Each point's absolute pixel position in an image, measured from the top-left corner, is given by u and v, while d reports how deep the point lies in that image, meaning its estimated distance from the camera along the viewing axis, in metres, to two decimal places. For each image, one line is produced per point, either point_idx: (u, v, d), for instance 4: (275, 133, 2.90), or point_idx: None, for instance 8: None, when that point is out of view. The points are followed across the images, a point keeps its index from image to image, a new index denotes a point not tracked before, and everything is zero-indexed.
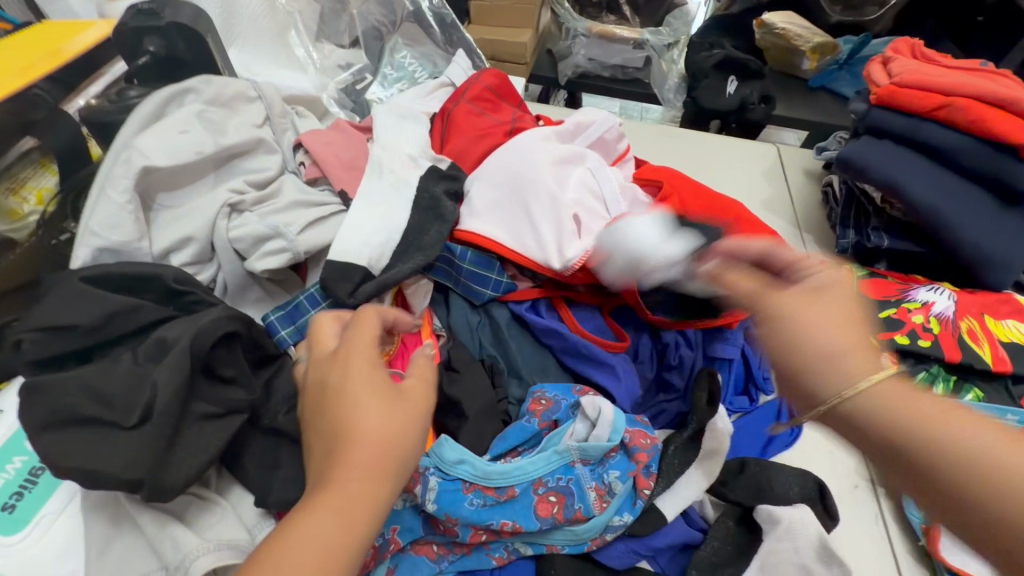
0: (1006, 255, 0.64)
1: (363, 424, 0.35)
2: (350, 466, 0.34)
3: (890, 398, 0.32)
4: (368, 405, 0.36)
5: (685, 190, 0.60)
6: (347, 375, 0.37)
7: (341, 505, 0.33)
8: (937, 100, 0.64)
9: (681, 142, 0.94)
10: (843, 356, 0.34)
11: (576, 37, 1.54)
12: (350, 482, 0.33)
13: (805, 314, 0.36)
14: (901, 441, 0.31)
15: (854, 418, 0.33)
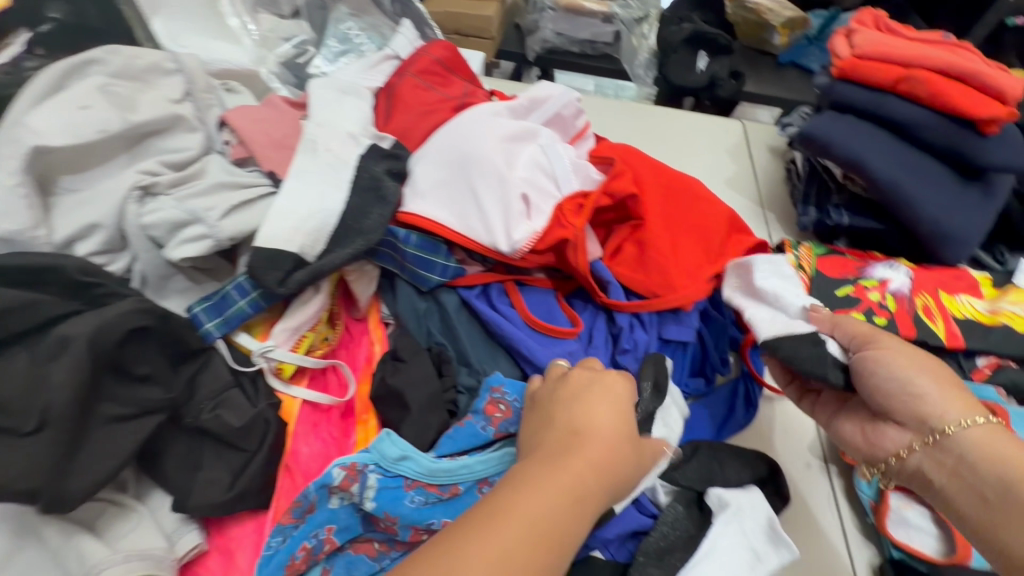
0: (963, 231, 0.64)
1: (611, 445, 0.38)
2: (584, 473, 0.36)
3: (989, 444, 0.41)
4: (617, 431, 0.39)
5: (642, 169, 0.58)
6: (593, 411, 0.40)
7: (568, 513, 0.34)
8: (899, 72, 0.63)
9: (646, 119, 0.92)
10: (954, 402, 0.43)
11: (544, 11, 1.49)
12: (576, 489, 0.35)
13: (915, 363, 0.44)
14: (989, 468, 0.41)
15: (959, 449, 0.42)
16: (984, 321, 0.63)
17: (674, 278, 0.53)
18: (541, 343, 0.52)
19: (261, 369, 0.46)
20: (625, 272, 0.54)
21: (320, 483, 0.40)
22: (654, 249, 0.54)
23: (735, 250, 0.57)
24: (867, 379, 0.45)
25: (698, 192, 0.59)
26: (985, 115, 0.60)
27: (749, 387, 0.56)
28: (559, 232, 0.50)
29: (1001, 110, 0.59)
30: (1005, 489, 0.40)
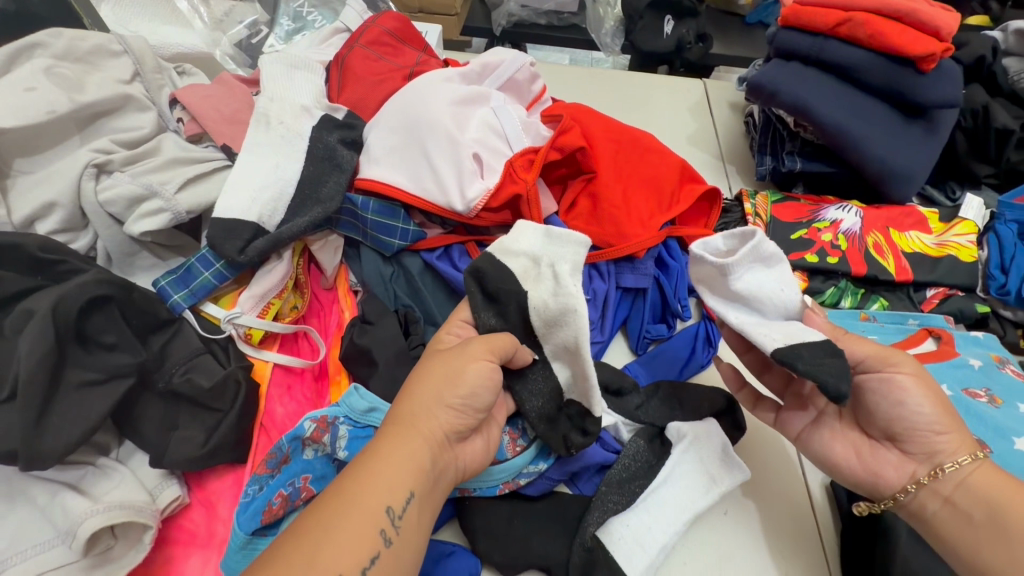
0: (910, 168, 0.66)
1: (427, 411, 0.38)
2: (396, 446, 0.36)
3: (992, 483, 0.40)
4: (434, 396, 0.39)
5: (592, 126, 0.60)
6: (422, 379, 0.40)
7: (374, 486, 0.35)
8: (838, 15, 0.64)
9: (607, 82, 0.93)
10: (959, 432, 0.42)
11: None
12: (388, 462, 0.36)
13: (931, 392, 0.42)
14: (988, 498, 0.39)
15: (958, 481, 0.40)
16: (932, 253, 0.66)
17: (627, 227, 0.55)
18: None
19: (230, 335, 0.47)
20: (580, 225, 0.56)
21: (293, 434, 0.42)
22: (606, 201, 0.56)
23: (686, 199, 0.59)
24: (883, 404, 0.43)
25: (649, 145, 0.61)
26: (919, 52, 0.61)
27: (710, 330, 0.57)
28: (511, 187, 0.52)
29: (934, 46, 0.61)
30: (998, 522, 0.38)
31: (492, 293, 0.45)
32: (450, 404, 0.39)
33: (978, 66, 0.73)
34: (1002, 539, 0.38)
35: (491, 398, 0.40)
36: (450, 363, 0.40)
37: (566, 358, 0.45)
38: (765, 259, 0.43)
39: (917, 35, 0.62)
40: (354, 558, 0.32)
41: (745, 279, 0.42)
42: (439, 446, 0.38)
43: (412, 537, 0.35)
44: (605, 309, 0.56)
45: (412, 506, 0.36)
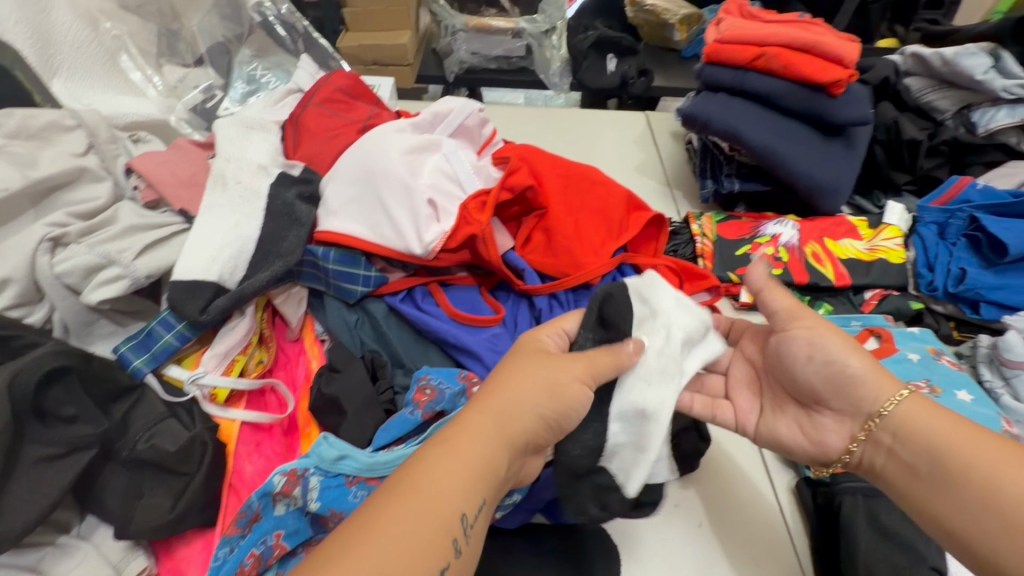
0: (836, 181, 0.72)
1: (517, 414, 0.39)
2: (479, 448, 0.37)
3: (920, 417, 0.43)
4: (525, 401, 0.40)
5: (541, 163, 0.63)
6: (514, 381, 0.41)
7: (456, 488, 0.35)
8: (754, 51, 0.71)
9: (556, 120, 0.98)
10: (878, 380, 0.45)
11: (456, 33, 1.55)
12: (469, 462, 0.36)
13: (837, 344, 0.46)
14: (922, 443, 0.42)
15: (892, 428, 0.44)
16: (865, 258, 0.71)
17: (580, 257, 0.58)
18: (467, 333, 0.56)
19: (193, 397, 0.48)
20: (537, 258, 0.59)
21: (262, 491, 0.42)
22: (558, 234, 0.59)
23: (634, 226, 0.63)
24: (794, 355, 0.48)
25: (595, 178, 0.65)
26: (826, 79, 0.68)
27: None
28: (466, 228, 0.54)
29: (840, 72, 0.67)
30: (938, 464, 0.41)
31: (608, 320, 0.47)
32: (538, 415, 0.40)
33: (884, 86, 0.81)
34: (944, 488, 0.40)
35: (569, 421, 0.42)
36: (550, 378, 0.41)
37: (635, 424, 0.45)
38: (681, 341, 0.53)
39: (825, 64, 0.69)
40: (428, 560, 0.32)
41: None
42: (513, 453, 0.39)
43: (475, 546, 0.35)
44: None
45: (482, 513, 0.36)
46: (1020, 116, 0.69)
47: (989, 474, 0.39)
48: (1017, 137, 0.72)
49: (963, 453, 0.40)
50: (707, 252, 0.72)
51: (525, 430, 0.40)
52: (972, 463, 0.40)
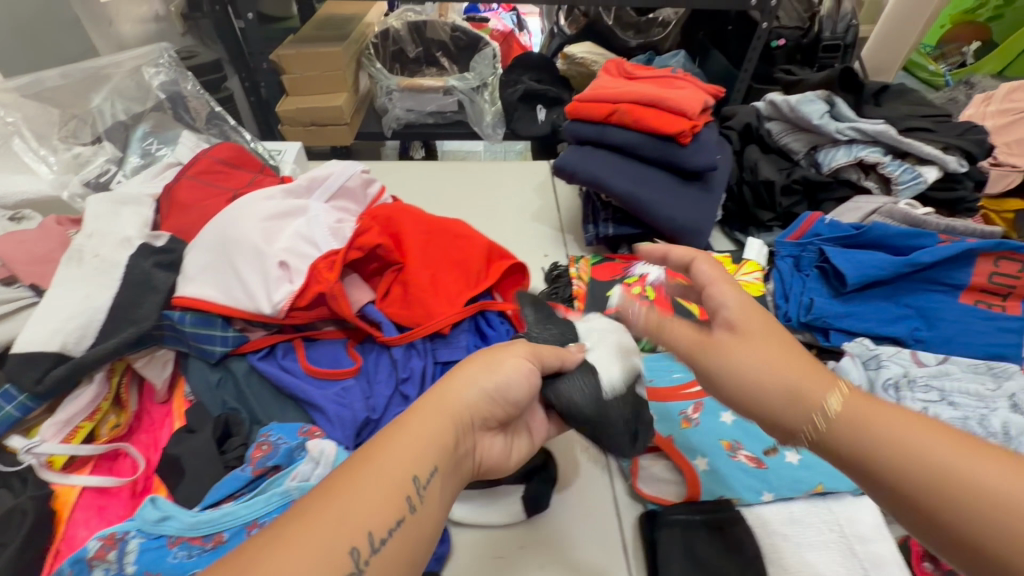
0: (697, 222, 0.76)
1: (461, 396, 0.45)
2: (426, 424, 0.42)
3: (860, 411, 0.39)
4: (471, 382, 0.46)
5: (404, 220, 0.67)
6: (463, 365, 0.48)
7: (406, 455, 0.40)
8: (609, 108, 0.77)
9: (461, 174, 1.03)
10: (813, 384, 0.42)
11: (390, 93, 1.63)
12: (419, 436, 0.41)
13: (774, 354, 0.45)
14: (869, 442, 0.38)
15: (832, 439, 0.40)
16: None
17: (434, 308, 0.62)
18: (319, 387, 0.58)
19: (30, 465, 0.50)
20: (395, 310, 0.62)
21: (75, 557, 0.43)
22: (414, 287, 0.63)
23: (492, 275, 0.66)
24: (741, 389, 0.45)
25: (459, 232, 0.69)
26: (671, 130, 0.74)
27: None
28: (315, 287, 0.58)
29: (683, 124, 0.73)
30: (885, 471, 0.37)
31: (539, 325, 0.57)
32: (482, 387, 0.46)
33: (748, 130, 0.87)
34: (907, 490, 0.36)
35: (521, 396, 0.47)
36: (496, 355, 0.48)
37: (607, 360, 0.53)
38: None
39: (672, 117, 0.75)
40: (382, 514, 0.37)
41: None
42: (464, 425, 0.44)
43: (431, 507, 0.40)
44: (425, 384, 0.61)
45: (435, 478, 0.40)
46: (856, 154, 0.75)
47: (949, 467, 0.34)
48: (856, 173, 0.78)
49: (916, 447, 0.36)
50: (581, 294, 0.76)
51: (472, 405, 0.45)
52: (931, 459, 0.35)
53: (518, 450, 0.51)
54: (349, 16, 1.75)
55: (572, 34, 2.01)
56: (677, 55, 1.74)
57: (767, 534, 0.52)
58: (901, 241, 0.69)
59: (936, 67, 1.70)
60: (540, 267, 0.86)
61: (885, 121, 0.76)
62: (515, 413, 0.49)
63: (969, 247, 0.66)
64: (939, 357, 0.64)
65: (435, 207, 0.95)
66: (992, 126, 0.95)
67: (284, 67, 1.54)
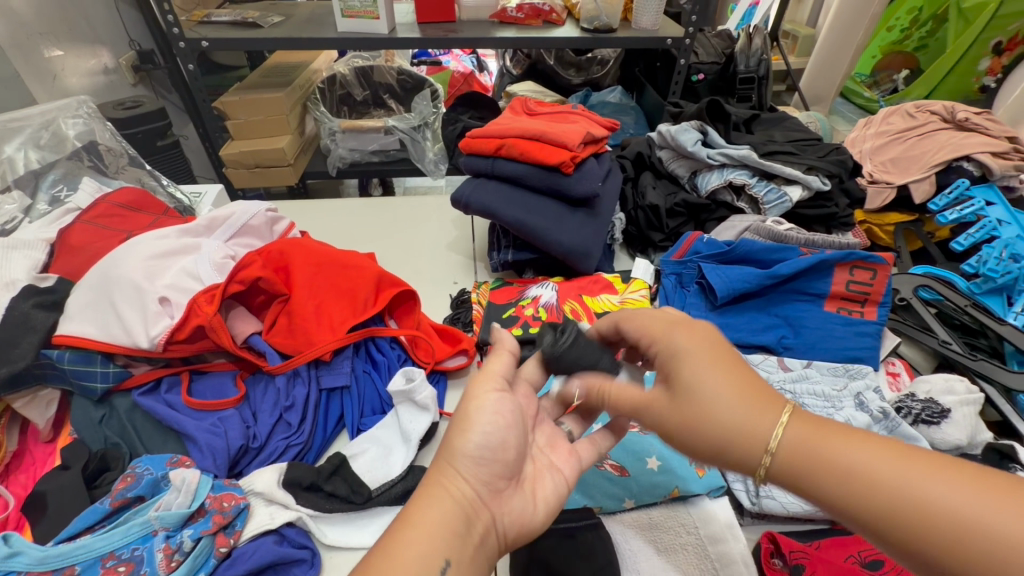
0: (586, 246, 0.81)
1: (453, 473, 0.45)
2: (424, 516, 0.41)
3: (805, 434, 0.40)
4: (457, 450, 0.46)
5: (296, 255, 0.71)
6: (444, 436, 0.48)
7: (411, 559, 0.38)
8: (496, 143, 0.82)
9: (382, 209, 1.08)
10: (759, 414, 0.41)
11: (333, 135, 1.69)
12: (420, 534, 0.40)
13: (731, 377, 0.44)
14: (820, 456, 0.38)
15: (785, 467, 0.40)
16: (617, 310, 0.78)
17: (315, 336, 0.65)
18: (197, 418, 0.59)
19: None
20: (279, 340, 0.65)
21: None
22: (299, 317, 0.66)
23: (379, 302, 0.70)
24: (690, 414, 0.44)
25: (350, 263, 0.73)
26: (554, 160, 0.79)
27: (384, 399, 0.67)
28: (192, 320, 0.60)
29: (564, 155, 0.78)
30: (842, 480, 0.37)
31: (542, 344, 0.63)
32: (474, 452, 0.46)
33: (640, 158, 0.94)
34: (861, 497, 0.36)
35: (502, 437, 0.48)
36: (466, 412, 0.48)
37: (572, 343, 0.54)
38: (418, 403, 0.64)
39: (554, 149, 0.80)
40: None
41: (401, 408, 0.64)
42: (470, 505, 0.44)
43: None
44: (308, 411, 0.63)
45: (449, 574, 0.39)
46: (726, 176, 0.82)
47: (882, 483, 0.36)
48: (730, 195, 0.85)
49: (864, 462, 0.37)
50: (478, 318, 0.79)
51: (469, 476, 0.45)
52: (875, 474, 0.36)
53: (541, 496, 0.50)
54: (296, 64, 1.82)
55: (517, 74, 2.12)
56: (614, 90, 1.82)
57: (626, 540, 0.54)
58: (766, 255, 0.74)
59: (872, 94, 1.87)
60: (447, 294, 0.89)
61: (750, 147, 0.84)
62: (514, 459, 0.48)
63: (829, 257, 0.71)
64: (804, 362, 0.68)
65: (351, 241, 0.98)
66: (870, 147, 1.03)
67: (227, 113, 1.58)
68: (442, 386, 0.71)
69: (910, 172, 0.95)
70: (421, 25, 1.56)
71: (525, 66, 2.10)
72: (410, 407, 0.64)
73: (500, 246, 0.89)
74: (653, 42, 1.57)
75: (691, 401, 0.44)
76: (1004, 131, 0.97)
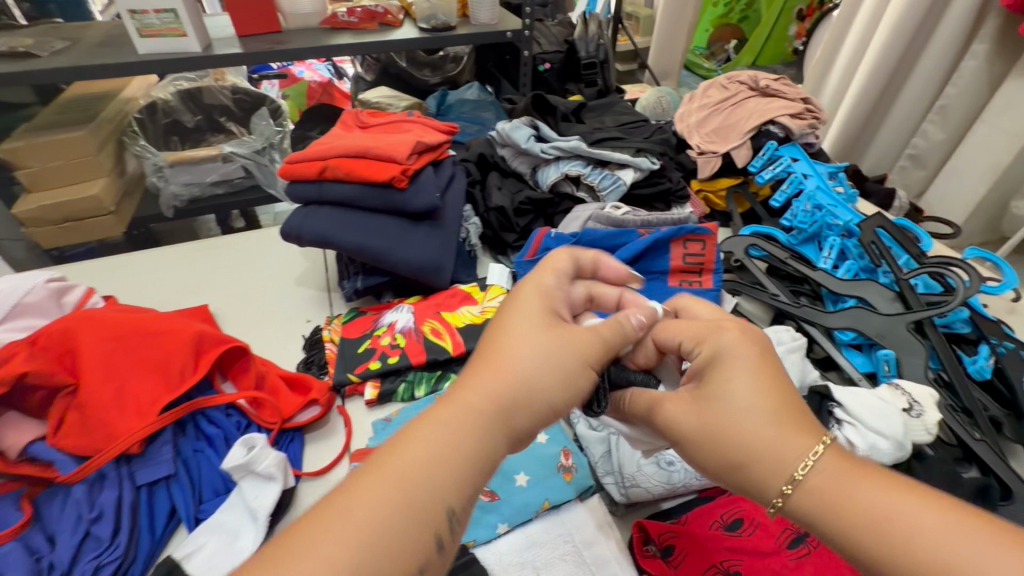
0: (436, 261, 0.77)
1: (523, 396, 0.40)
2: (474, 435, 0.37)
3: (840, 471, 0.37)
4: (537, 379, 0.41)
5: (81, 333, 0.59)
6: (529, 348, 0.42)
7: (445, 482, 0.35)
8: (318, 166, 0.76)
9: (216, 251, 0.96)
10: (789, 441, 0.39)
11: (161, 171, 1.48)
12: (465, 449, 0.37)
13: (766, 398, 0.41)
14: (846, 493, 0.36)
15: (807, 499, 0.37)
16: (478, 322, 0.75)
17: (117, 427, 0.55)
18: None
19: None
20: (69, 441, 0.54)
21: None
22: (92, 408, 0.55)
23: (200, 369, 0.61)
24: (717, 430, 0.41)
25: (159, 328, 0.62)
26: (383, 177, 0.74)
27: (225, 478, 0.59)
28: None
29: (393, 170, 0.74)
30: (868, 525, 0.34)
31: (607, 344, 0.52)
32: (551, 385, 0.41)
33: (482, 159, 0.92)
34: (888, 546, 0.33)
35: None
36: (565, 337, 0.44)
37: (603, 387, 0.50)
38: (261, 475, 0.57)
39: (383, 164, 0.75)
40: (407, 554, 0.32)
41: (243, 482, 0.57)
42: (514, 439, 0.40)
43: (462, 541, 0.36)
44: (122, 518, 0.53)
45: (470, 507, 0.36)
46: (561, 169, 0.84)
47: (915, 536, 0.32)
48: (571, 186, 0.86)
49: (899, 510, 0.33)
50: (332, 358, 0.73)
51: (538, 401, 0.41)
52: (910, 525, 0.32)
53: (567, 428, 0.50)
54: (101, 94, 1.57)
55: (371, 79, 2.01)
56: (470, 87, 1.76)
57: (501, 568, 0.51)
58: (608, 241, 0.76)
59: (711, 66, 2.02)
60: (299, 335, 0.81)
61: (578, 137, 0.86)
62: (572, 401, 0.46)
63: (663, 234, 0.73)
64: None
65: (179, 295, 0.86)
66: (697, 120, 1.10)
67: (14, 163, 1.32)
68: (299, 445, 0.64)
69: (730, 139, 1.02)
70: (242, 39, 1.38)
71: (378, 70, 2.00)
72: (257, 479, 0.57)
73: (350, 273, 0.83)
74: (495, 36, 1.55)
75: (717, 417, 0.42)
76: (799, 93, 1.08)
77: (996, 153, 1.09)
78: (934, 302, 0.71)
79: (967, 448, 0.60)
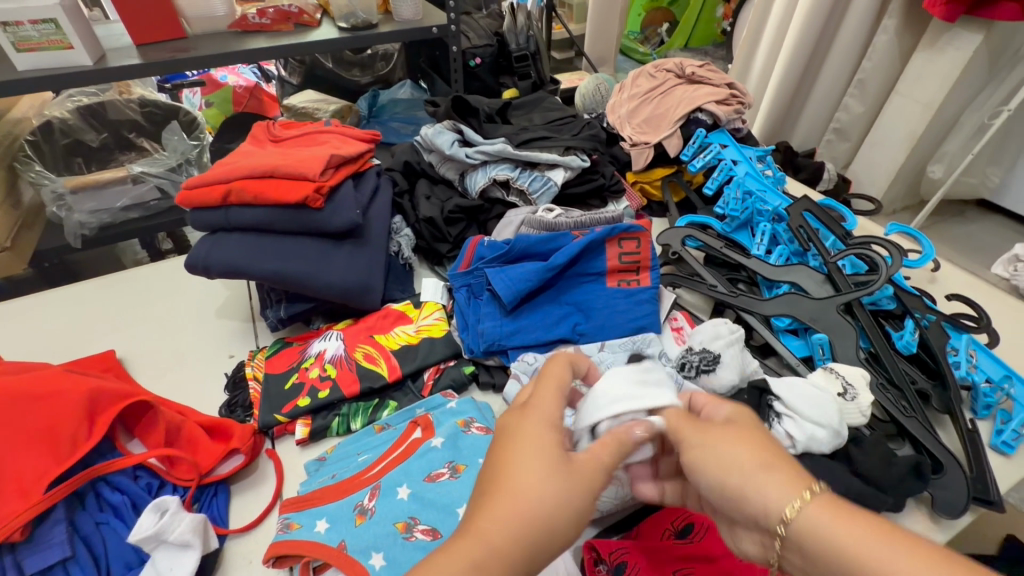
0: (363, 281, 0.72)
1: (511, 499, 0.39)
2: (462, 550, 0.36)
3: (824, 520, 0.36)
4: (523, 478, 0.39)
5: None
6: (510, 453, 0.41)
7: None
8: (221, 190, 0.69)
9: (125, 287, 0.87)
10: (770, 486, 0.39)
11: (63, 199, 1.34)
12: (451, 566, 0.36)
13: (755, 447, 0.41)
14: (827, 547, 0.36)
15: (795, 544, 0.37)
16: (413, 342, 0.72)
17: None
18: None
19: None
20: None
21: None
22: None
23: (97, 433, 0.54)
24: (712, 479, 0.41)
25: (43, 391, 0.55)
26: (295, 197, 0.68)
27: (137, 550, 0.53)
28: None
29: (304, 190, 0.68)
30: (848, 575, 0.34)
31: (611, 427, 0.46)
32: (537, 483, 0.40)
33: (408, 168, 0.87)
34: None
35: None
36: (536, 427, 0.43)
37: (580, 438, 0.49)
38: (176, 543, 0.51)
39: (293, 183, 0.70)
40: None
41: (156, 553, 0.51)
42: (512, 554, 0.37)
43: None
44: None
45: None
46: (489, 174, 0.80)
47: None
48: (502, 190, 0.83)
49: (876, 559, 0.33)
50: (256, 398, 0.67)
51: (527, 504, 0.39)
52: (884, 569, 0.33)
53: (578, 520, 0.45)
54: None
55: (297, 82, 1.90)
56: (403, 85, 1.69)
57: None
58: (542, 246, 0.73)
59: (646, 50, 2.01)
60: (222, 374, 0.75)
61: (504, 139, 0.83)
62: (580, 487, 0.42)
63: (597, 235, 0.72)
64: (598, 345, 0.69)
65: (82, 342, 0.78)
66: (628, 110, 1.08)
67: None
68: (223, 500, 0.59)
69: (661, 128, 1.01)
70: (139, 48, 1.23)
71: (303, 72, 1.88)
72: (173, 547, 0.51)
73: (273, 301, 0.77)
74: (421, 33, 1.49)
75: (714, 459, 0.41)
76: (724, 79, 1.09)
77: (911, 123, 1.14)
78: (860, 282, 0.73)
79: (899, 424, 0.62)
